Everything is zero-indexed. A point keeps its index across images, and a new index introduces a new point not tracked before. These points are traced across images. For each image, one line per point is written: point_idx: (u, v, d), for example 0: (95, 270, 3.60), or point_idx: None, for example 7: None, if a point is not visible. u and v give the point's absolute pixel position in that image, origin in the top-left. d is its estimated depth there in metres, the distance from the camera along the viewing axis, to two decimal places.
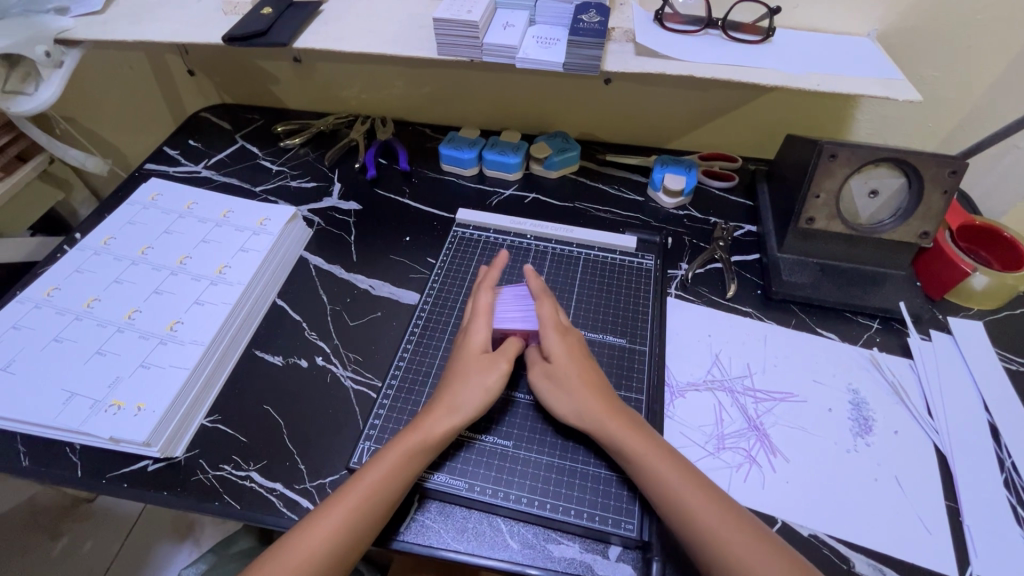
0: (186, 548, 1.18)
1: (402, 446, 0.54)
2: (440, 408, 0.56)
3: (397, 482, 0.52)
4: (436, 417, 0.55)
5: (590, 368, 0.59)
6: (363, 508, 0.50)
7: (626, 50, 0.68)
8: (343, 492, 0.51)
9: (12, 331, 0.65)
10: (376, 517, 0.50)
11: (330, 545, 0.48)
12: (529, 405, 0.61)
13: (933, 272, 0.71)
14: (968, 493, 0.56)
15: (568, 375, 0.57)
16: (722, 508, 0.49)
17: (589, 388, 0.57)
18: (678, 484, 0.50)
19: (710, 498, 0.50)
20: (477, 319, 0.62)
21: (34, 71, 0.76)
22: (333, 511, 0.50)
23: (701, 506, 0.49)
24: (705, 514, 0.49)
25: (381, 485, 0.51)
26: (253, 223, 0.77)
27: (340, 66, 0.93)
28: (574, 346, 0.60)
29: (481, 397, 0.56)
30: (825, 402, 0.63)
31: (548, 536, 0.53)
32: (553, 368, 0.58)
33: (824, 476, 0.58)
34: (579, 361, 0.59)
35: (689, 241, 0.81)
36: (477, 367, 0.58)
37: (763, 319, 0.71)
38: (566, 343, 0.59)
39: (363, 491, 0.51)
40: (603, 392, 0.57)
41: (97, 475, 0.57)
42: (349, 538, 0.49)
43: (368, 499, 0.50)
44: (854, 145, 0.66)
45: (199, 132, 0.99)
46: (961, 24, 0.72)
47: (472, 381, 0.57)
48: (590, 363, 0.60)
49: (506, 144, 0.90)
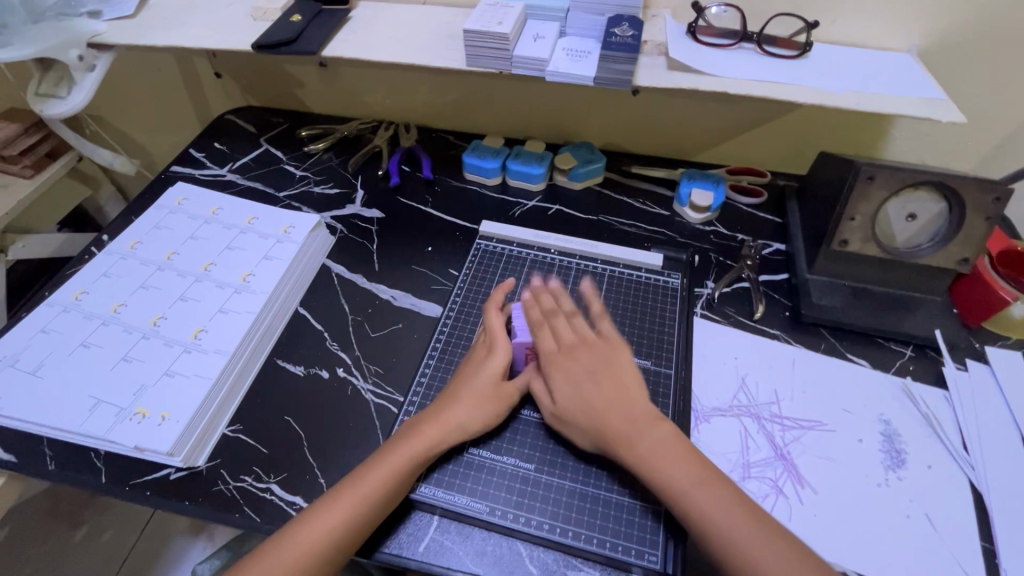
0: (200, 542, 1.20)
1: (397, 457, 0.53)
2: (431, 428, 0.56)
3: (392, 488, 0.52)
4: (437, 432, 0.55)
5: (599, 390, 0.56)
6: (356, 513, 0.50)
7: (657, 64, 0.66)
8: (342, 493, 0.51)
9: (40, 335, 0.66)
10: (371, 522, 0.51)
11: (316, 556, 0.49)
12: (537, 423, 0.60)
13: (970, 299, 0.68)
14: (1006, 535, 0.54)
15: (571, 406, 0.56)
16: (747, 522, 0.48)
17: (597, 414, 0.55)
18: (698, 495, 0.50)
19: (735, 513, 0.49)
20: (495, 342, 0.61)
21: (67, 75, 0.77)
22: (326, 513, 0.50)
23: (723, 523, 0.48)
24: (725, 528, 0.48)
25: (380, 490, 0.51)
26: (277, 231, 0.77)
27: (366, 72, 0.93)
28: (575, 371, 0.58)
29: (485, 419, 0.57)
30: (855, 432, 0.61)
31: (568, 563, 0.52)
32: (561, 410, 0.57)
33: (853, 510, 0.56)
34: (583, 387, 0.57)
35: (716, 258, 0.79)
36: (472, 392, 0.58)
37: (791, 342, 0.70)
38: (567, 369, 0.58)
39: (359, 495, 0.51)
40: (610, 410, 0.55)
41: (120, 482, 0.57)
42: (337, 548, 0.49)
43: (357, 508, 0.50)
44: (893, 166, 0.63)
45: (224, 135, 1.00)
46: (1008, 42, 0.69)
47: (476, 401, 0.57)
48: (603, 385, 0.57)
49: (530, 154, 0.89)
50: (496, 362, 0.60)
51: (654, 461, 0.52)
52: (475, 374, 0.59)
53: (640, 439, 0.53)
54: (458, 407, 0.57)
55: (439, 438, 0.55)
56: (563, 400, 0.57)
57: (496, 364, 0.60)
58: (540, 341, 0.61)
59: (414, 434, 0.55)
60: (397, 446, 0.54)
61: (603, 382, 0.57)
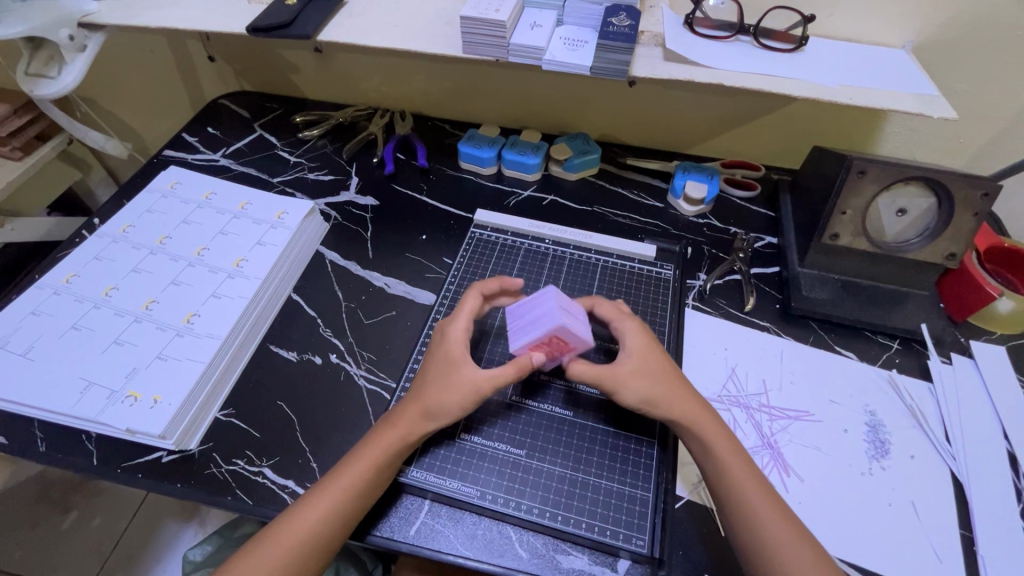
0: (191, 528, 1.19)
1: (385, 447, 0.53)
2: (410, 415, 0.55)
3: (376, 480, 0.52)
4: (414, 420, 0.54)
5: (665, 354, 0.59)
6: (345, 502, 0.50)
7: (654, 55, 0.66)
8: (330, 484, 0.51)
9: (30, 317, 0.65)
10: (359, 510, 0.51)
11: (309, 544, 0.49)
12: (539, 413, 0.60)
13: (957, 294, 0.70)
14: (984, 522, 0.55)
15: (646, 358, 0.57)
16: (747, 466, 0.53)
17: (666, 367, 0.57)
18: (715, 437, 0.54)
19: (738, 454, 0.53)
20: (454, 323, 0.60)
21: (57, 55, 0.76)
22: (318, 503, 0.50)
23: (732, 462, 0.53)
24: (733, 466, 0.52)
25: (367, 481, 0.52)
26: (271, 216, 0.77)
27: (361, 58, 0.92)
28: (647, 334, 0.61)
29: (449, 402, 0.54)
30: (841, 422, 0.63)
31: (557, 547, 0.53)
32: (642, 360, 0.57)
33: (837, 497, 0.57)
34: (655, 346, 0.59)
35: (708, 251, 0.80)
36: (439, 376, 0.56)
37: (780, 334, 0.71)
38: (641, 329, 0.61)
39: (347, 485, 0.51)
40: (671, 367, 0.58)
41: (112, 464, 0.57)
42: (328, 537, 0.50)
43: (348, 498, 0.51)
44: (885, 161, 0.64)
45: (217, 119, 0.99)
46: (1000, 40, 0.69)
47: (432, 381, 0.56)
48: (665, 352, 0.60)
49: (526, 144, 0.89)
50: (446, 344, 0.59)
51: (700, 410, 0.55)
52: (437, 362, 0.58)
53: (695, 395, 0.56)
54: (430, 391, 0.55)
55: (418, 425, 0.54)
56: (638, 350, 0.58)
57: (452, 346, 0.58)
58: (603, 308, 0.63)
59: (398, 426, 0.55)
60: (382, 435, 0.54)
61: (666, 352, 0.60)
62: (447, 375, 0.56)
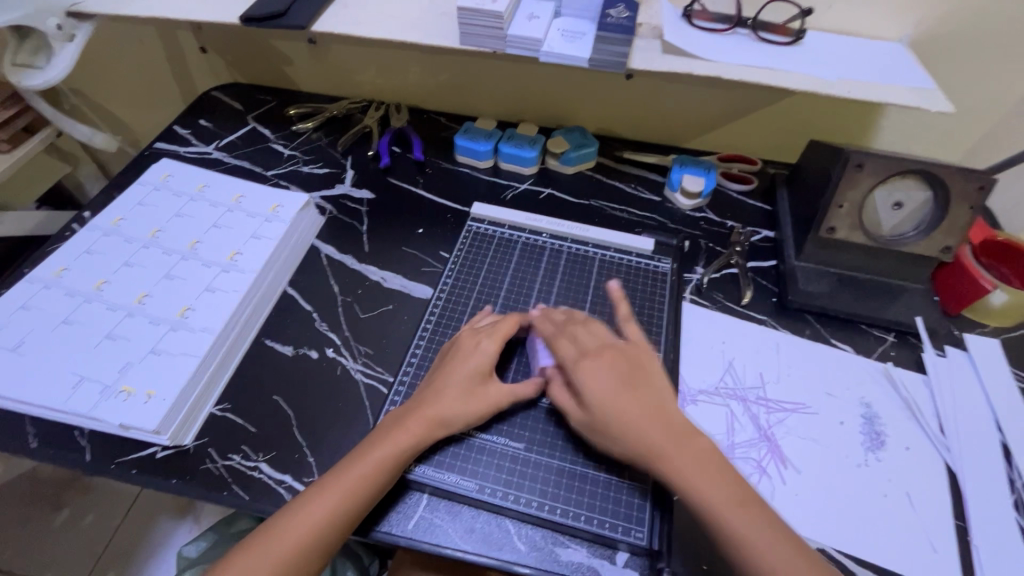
0: (186, 524, 1.17)
1: (387, 446, 0.53)
2: (419, 423, 0.54)
3: (378, 479, 0.51)
4: (424, 426, 0.54)
5: (631, 393, 0.54)
6: (346, 503, 0.50)
7: (652, 48, 0.66)
8: (330, 483, 0.51)
9: (20, 312, 0.64)
10: (360, 512, 0.50)
11: (308, 544, 0.49)
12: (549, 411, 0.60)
13: (951, 286, 0.70)
14: (977, 512, 0.56)
15: (605, 409, 0.53)
16: (731, 500, 0.49)
17: (626, 417, 0.52)
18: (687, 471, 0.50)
19: (722, 489, 0.49)
20: (488, 338, 0.61)
21: (44, 45, 0.74)
22: (316, 501, 0.50)
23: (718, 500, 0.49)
24: (714, 500, 0.49)
25: (366, 481, 0.51)
26: (265, 210, 0.76)
27: (355, 49, 0.91)
28: (605, 371, 0.55)
29: (470, 415, 0.56)
30: (838, 414, 0.63)
31: (556, 540, 0.53)
32: (599, 410, 0.53)
33: (834, 489, 0.58)
34: (616, 390, 0.54)
35: (705, 244, 0.80)
36: (460, 389, 0.56)
37: (777, 327, 0.71)
38: (601, 370, 0.55)
39: (347, 484, 0.51)
40: (642, 405, 0.53)
41: (106, 460, 0.57)
42: (327, 537, 0.49)
43: (349, 497, 0.50)
44: (881, 155, 0.64)
45: (210, 111, 0.98)
46: (998, 34, 0.70)
47: (459, 392, 0.56)
48: (633, 390, 0.54)
49: (523, 137, 0.89)
50: (477, 358, 0.59)
51: (670, 447, 0.51)
52: (455, 372, 0.58)
53: (662, 431, 0.52)
54: (442, 401, 0.56)
55: (428, 431, 0.54)
56: (598, 401, 0.54)
57: (483, 360, 0.59)
58: (562, 346, 0.58)
59: (398, 427, 0.54)
60: (386, 437, 0.54)
61: (635, 385, 0.54)
62: (469, 390, 0.57)
